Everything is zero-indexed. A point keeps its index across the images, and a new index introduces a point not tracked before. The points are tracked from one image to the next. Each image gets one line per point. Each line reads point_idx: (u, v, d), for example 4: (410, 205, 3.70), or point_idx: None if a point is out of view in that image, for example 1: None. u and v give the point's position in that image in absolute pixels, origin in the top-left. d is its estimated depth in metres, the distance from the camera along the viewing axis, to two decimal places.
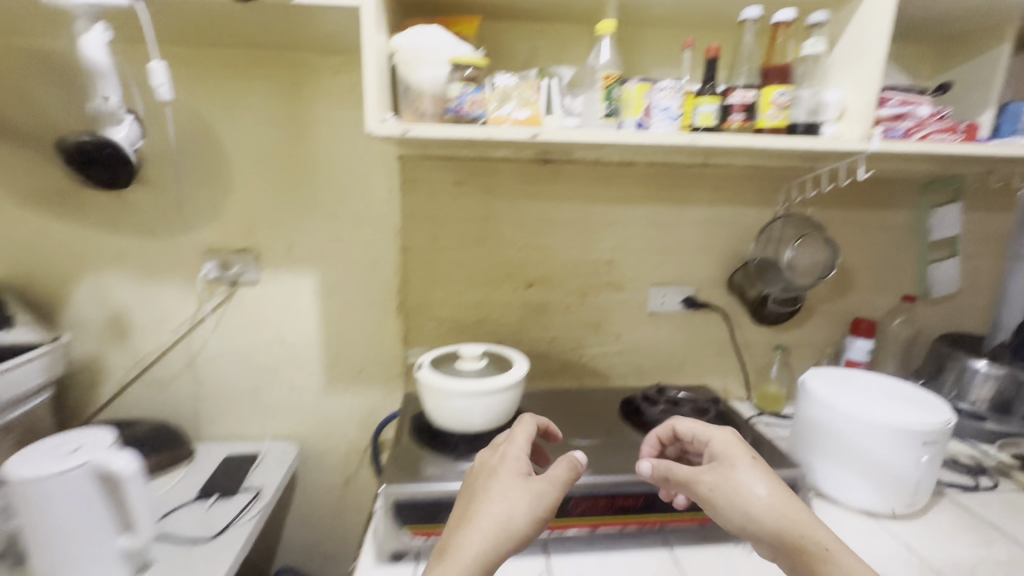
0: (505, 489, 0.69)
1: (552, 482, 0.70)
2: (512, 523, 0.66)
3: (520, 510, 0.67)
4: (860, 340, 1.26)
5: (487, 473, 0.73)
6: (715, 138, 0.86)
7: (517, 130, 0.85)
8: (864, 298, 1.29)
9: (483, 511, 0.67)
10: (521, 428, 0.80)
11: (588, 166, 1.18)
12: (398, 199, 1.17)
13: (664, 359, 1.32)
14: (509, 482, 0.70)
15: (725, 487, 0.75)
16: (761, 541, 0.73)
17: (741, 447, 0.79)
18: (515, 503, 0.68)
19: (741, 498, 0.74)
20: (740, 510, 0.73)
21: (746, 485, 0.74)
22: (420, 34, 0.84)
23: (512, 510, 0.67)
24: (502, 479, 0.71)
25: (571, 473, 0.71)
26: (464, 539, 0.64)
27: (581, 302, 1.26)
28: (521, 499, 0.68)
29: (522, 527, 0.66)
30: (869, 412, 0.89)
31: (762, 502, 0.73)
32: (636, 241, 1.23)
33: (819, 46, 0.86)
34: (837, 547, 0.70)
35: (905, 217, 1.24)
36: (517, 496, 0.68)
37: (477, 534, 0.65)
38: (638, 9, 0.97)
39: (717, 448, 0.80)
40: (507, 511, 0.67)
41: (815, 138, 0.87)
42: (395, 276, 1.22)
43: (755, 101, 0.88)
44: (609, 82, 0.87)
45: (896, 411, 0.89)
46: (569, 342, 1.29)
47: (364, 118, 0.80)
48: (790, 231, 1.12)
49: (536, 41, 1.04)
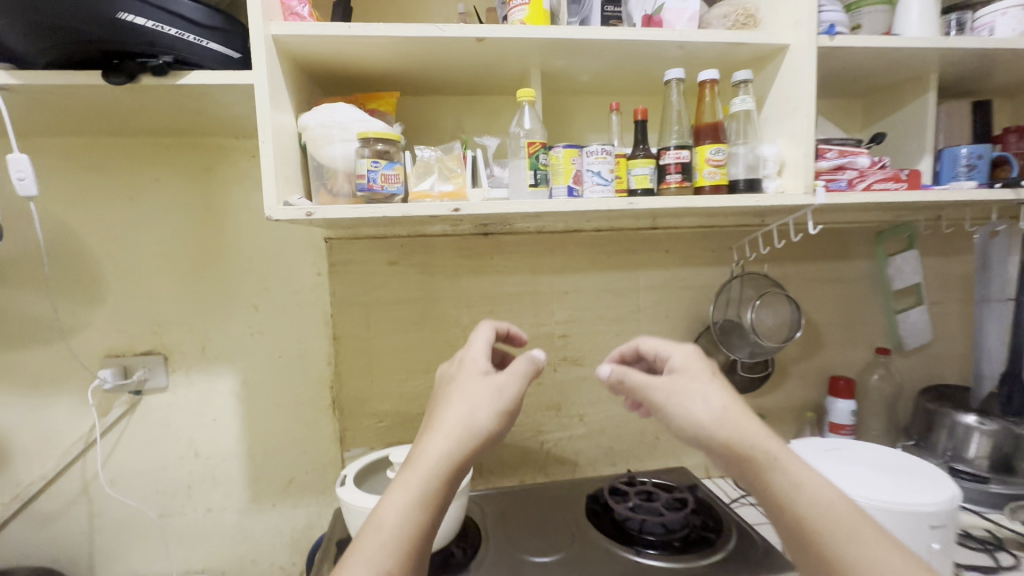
0: (470, 392, 0.65)
1: (511, 376, 0.66)
2: (475, 430, 0.62)
3: (483, 416, 0.63)
4: (841, 401, 1.16)
5: (448, 380, 0.69)
6: (652, 201, 0.80)
7: (437, 204, 0.77)
8: (837, 354, 1.21)
9: (443, 416, 0.64)
10: (481, 336, 0.76)
11: (531, 236, 1.11)
12: (327, 284, 1.07)
13: (636, 439, 1.19)
14: (472, 386, 0.66)
15: (679, 395, 0.69)
16: (714, 454, 0.66)
17: (700, 363, 0.72)
18: (478, 411, 0.63)
19: (689, 396, 0.68)
20: (684, 417, 0.67)
21: (694, 395, 0.68)
22: (328, 111, 0.78)
23: (474, 415, 0.63)
24: (464, 385, 0.66)
25: (531, 368, 0.67)
26: (425, 447, 0.62)
27: (537, 382, 1.15)
28: (482, 398, 0.64)
29: (487, 423, 0.63)
30: (869, 494, 0.78)
31: (712, 413, 0.66)
32: (590, 311, 1.15)
33: (748, 102, 0.83)
34: (792, 457, 0.64)
35: (864, 266, 1.20)
36: (480, 401, 0.64)
37: (438, 441, 0.61)
38: (564, 78, 0.95)
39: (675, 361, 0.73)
40: (467, 410, 0.63)
41: (758, 194, 0.82)
42: (327, 369, 1.09)
43: (690, 160, 0.83)
44: (534, 149, 0.81)
45: (893, 489, 0.78)
46: (529, 428, 1.15)
47: (264, 202, 0.72)
48: (750, 290, 1.05)
49: (464, 113, 1.00)
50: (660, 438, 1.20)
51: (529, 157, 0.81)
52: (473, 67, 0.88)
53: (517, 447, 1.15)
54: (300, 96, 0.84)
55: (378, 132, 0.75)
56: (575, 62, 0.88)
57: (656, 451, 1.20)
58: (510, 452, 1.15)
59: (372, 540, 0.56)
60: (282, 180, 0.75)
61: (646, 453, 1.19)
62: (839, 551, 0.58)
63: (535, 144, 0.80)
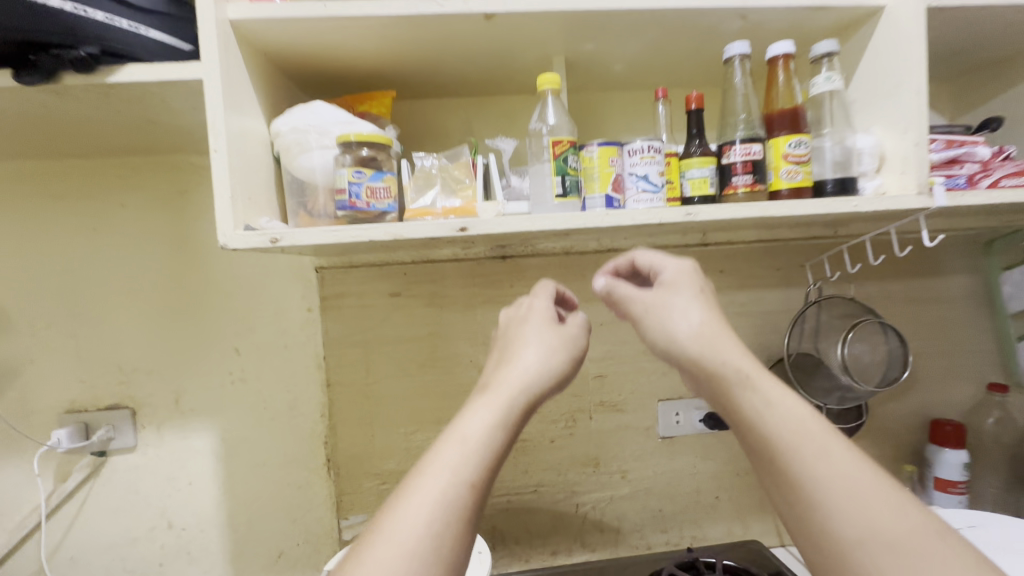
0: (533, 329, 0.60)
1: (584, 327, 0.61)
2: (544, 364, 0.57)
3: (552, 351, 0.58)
4: (951, 452, 0.93)
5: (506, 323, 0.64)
6: (717, 210, 0.62)
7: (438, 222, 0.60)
8: (938, 392, 0.99)
9: (518, 351, 0.58)
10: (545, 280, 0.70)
11: (558, 258, 0.94)
12: (319, 321, 0.91)
13: (691, 500, 0.98)
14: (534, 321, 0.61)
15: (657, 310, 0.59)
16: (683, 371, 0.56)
17: (693, 275, 0.60)
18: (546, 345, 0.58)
19: (666, 305, 0.58)
20: (656, 328, 0.58)
21: (672, 309, 0.58)
22: (303, 113, 0.63)
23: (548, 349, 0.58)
24: (533, 322, 0.61)
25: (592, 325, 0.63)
26: (505, 377, 0.55)
27: (570, 433, 0.96)
28: (552, 333, 0.59)
29: (559, 365, 0.57)
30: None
31: (685, 325, 0.56)
32: (631, 346, 0.96)
33: (835, 80, 0.65)
34: (764, 375, 0.52)
35: (966, 284, 0.98)
36: (549, 335, 0.59)
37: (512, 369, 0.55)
38: (595, 68, 0.79)
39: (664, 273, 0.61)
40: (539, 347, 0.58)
41: (856, 197, 0.63)
42: (320, 421, 0.93)
43: (762, 157, 0.65)
44: (561, 148, 0.63)
45: None
46: (560, 488, 0.96)
47: (217, 226, 0.56)
48: (838, 320, 0.84)
49: (475, 116, 0.84)
50: (720, 498, 0.99)
51: (555, 159, 0.64)
52: (483, 57, 0.72)
53: (548, 512, 0.96)
54: (275, 99, 0.69)
55: (362, 133, 0.59)
56: (609, 45, 0.72)
57: (716, 514, 0.99)
58: (539, 518, 0.96)
59: (450, 449, 0.48)
60: (244, 197, 0.59)
61: (704, 517, 0.98)
62: (809, 473, 0.46)
63: (562, 143, 0.63)
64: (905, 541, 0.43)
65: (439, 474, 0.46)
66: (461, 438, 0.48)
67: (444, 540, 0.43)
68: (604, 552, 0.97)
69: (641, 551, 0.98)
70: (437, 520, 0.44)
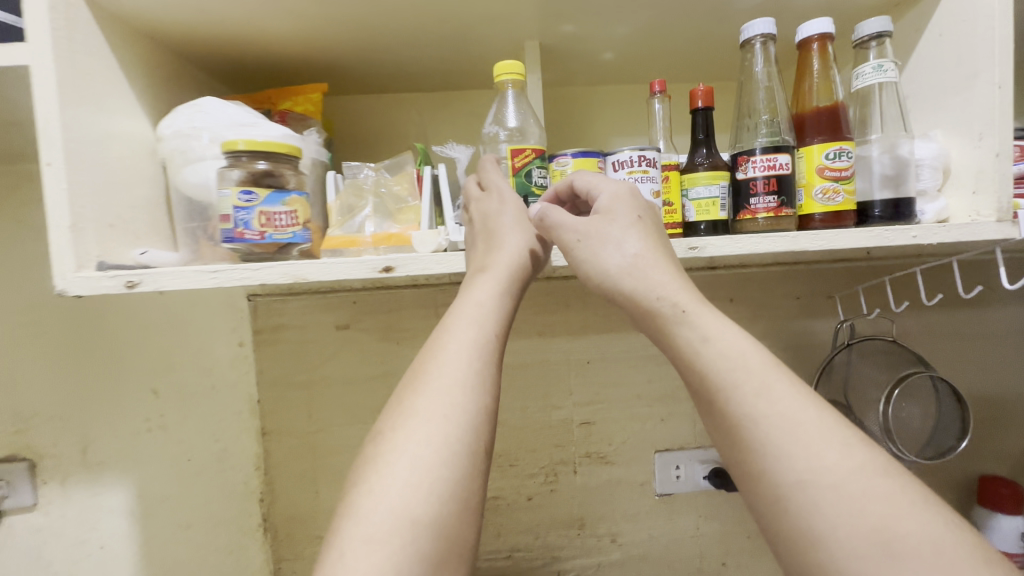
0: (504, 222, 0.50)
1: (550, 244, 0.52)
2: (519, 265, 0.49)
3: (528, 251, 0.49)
4: (1006, 518, 0.78)
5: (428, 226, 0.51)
6: (729, 243, 0.47)
7: (354, 261, 0.45)
8: (987, 443, 0.84)
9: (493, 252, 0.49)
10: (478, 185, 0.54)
11: (537, 284, 0.79)
12: (252, 358, 0.77)
13: (693, 568, 0.84)
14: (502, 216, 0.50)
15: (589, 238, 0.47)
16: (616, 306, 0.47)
17: (633, 198, 0.47)
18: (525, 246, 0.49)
19: (597, 234, 0.47)
20: (586, 260, 0.47)
21: (608, 237, 0.46)
22: (188, 113, 0.49)
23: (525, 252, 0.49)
24: (502, 216, 0.50)
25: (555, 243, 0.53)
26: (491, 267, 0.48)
27: (551, 489, 0.81)
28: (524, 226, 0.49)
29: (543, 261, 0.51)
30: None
31: (617, 255, 0.46)
32: (622, 388, 0.81)
33: (888, 70, 0.49)
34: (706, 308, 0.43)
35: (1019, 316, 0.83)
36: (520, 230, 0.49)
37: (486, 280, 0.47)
38: (579, 58, 0.64)
39: (600, 197, 0.48)
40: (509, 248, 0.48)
41: (916, 226, 0.48)
42: (254, 474, 0.78)
43: (791, 171, 0.50)
44: (525, 159, 0.51)
45: None
46: (540, 554, 0.81)
47: (50, 264, 0.41)
48: (881, 374, 0.70)
49: (434, 115, 0.70)
50: (727, 565, 0.84)
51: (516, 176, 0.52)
52: (435, 42, 0.57)
53: None
54: (169, 94, 0.55)
55: (255, 141, 0.44)
56: (594, 27, 0.57)
57: None
58: None
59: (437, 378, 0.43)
60: (98, 224, 0.44)
61: None
62: (744, 415, 0.38)
63: (525, 154, 0.51)
64: (846, 482, 0.35)
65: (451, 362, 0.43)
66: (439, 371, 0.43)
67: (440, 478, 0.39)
68: None
69: None
70: (427, 465, 0.39)
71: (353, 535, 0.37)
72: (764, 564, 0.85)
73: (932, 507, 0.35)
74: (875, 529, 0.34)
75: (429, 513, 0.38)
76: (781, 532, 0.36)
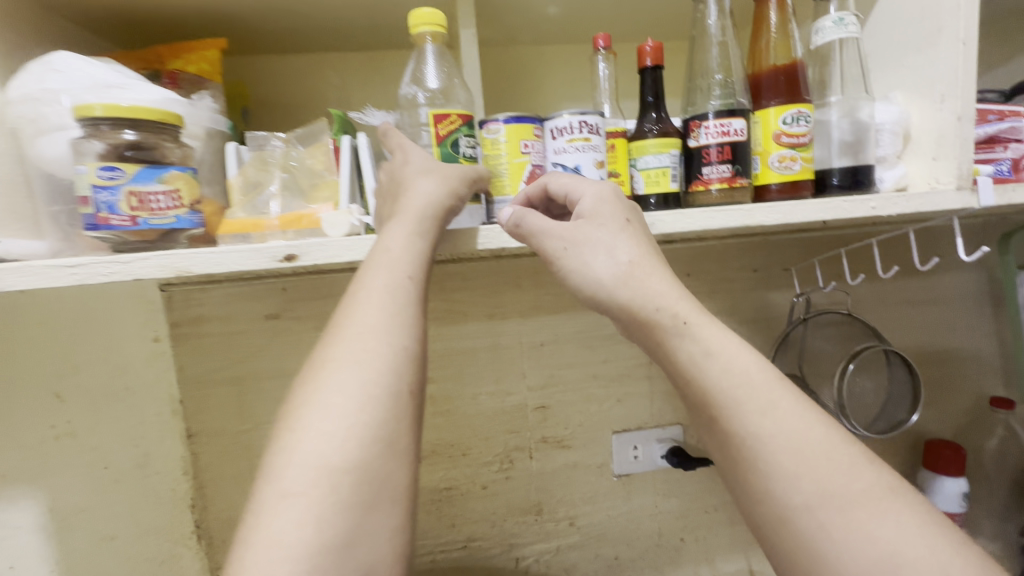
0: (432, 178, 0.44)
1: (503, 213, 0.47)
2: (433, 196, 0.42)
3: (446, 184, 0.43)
4: (950, 480, 0.79)
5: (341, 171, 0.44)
6: (679, 220, 0.43)
7: (248, 250, 0.39)
8: (934, 408, 0.85)
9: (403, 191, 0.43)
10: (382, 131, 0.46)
11: (485, 265, 0.74)
12: (171, 354, 0.70)
13: (652, 545, 0.83)
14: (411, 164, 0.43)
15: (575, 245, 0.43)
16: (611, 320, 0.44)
17: (618, 199, 0.43)
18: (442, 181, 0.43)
19: (585, 242, 0.43)
20: (573, 271, 0.43)
21: (597, 246, 0.42)
22: (39, 72, 0.40)
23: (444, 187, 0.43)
24: (409, 163, 0.43)
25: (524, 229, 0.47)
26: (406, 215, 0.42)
27: (506, 476, 0.78)
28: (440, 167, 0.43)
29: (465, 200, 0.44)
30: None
31: (609, 263, 0.42)
32: (578, 369, 0.78)
33: (849, 25, 0.45)
34: (705, 320, 0.41)
35: (967, 283, 0.84)
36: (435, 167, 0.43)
37: (398, 219, 0.42)
38: (520, 13, 0.57)
39: (581, 202, 0.43)
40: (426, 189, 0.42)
41: (875, 196, 0.45)
42: (182, 480, 0.72)
43: (746, 138, 0.45)
44: (448, 125, 0.45)
45: None
46: (496, 541, 0.79)
47: None
48: (834, 346, 0.69)
49: (362, 79, 0.62)
50: (686, 540, 0.84)
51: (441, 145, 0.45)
52: None
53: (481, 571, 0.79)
54: (24, 51, 0.46)
55: (116, 106, 0.37)
56: None
57: (681, 559, 0.84)
58: None
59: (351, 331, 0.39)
60: None
61: (666, 563, 0.84)
62: (748, 437, 0.37)
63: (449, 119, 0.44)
64: (855, 502, 0.35)
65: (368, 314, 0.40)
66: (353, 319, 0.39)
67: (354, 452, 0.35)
68: None
69: None
70: (347, 423, 0.36)
71: (268, 492, 0.35)
72: (722, 537, 0.85)
73: (933, 526, 0.35)
74: (885, 553, 0.33)
75: (348, 460, 0.35)
76: (785, 552, 0.36)
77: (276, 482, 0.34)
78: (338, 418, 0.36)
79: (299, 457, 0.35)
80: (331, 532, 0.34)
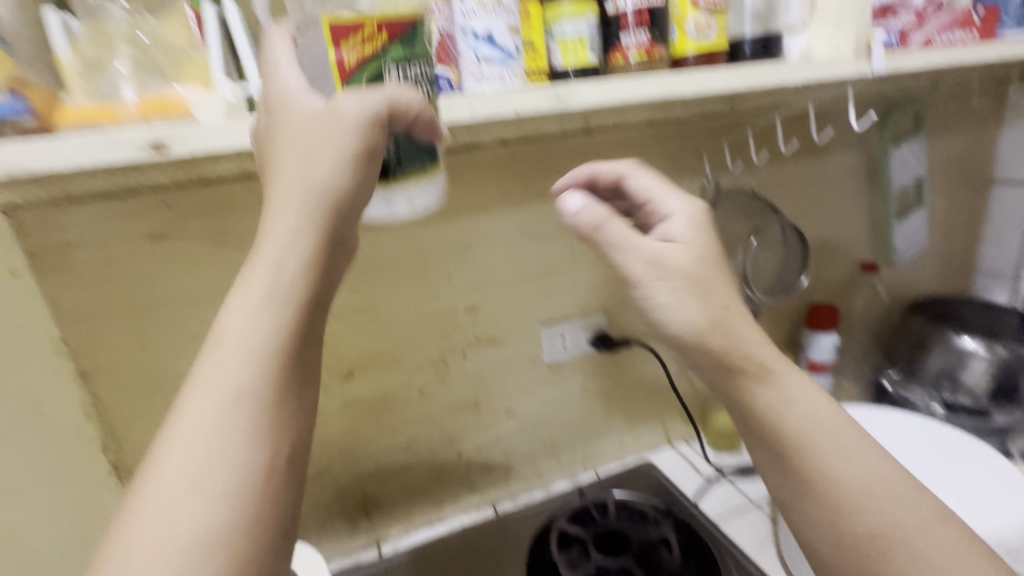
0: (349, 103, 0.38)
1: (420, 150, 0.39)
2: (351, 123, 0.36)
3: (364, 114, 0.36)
4: (824, 335, 0.93)
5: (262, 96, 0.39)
6: (596, 91, 0.42)
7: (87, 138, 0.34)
8: (818, 277, 0.96)
9: (278, 113, 0.37)
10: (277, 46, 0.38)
11: None
12: (36, 290, 0.59)
13: (583, 422, 0.91)
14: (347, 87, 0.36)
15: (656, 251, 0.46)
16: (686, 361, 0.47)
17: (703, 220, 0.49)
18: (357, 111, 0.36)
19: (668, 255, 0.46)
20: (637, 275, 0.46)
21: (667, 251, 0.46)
22: None
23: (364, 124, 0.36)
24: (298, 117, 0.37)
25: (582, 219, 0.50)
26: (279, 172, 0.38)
27: (442, 378, 0.80)
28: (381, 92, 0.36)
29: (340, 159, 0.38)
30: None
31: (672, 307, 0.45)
32: (506, 268, 0.78)
33: None
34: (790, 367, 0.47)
35: (853, 162, 0.92)
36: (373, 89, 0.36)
37: (285, 154, 0.37)
38: None
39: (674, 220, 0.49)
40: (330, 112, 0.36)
41: (781, 64, 0.46)
42: (86, 423, 0.65)
43: (662, 4, 0.44)
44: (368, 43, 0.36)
45: None
46: (439, 438, 0.82)
47: None
48: (739, 225, 0.82)
49: None
50: (612, 414, 0.93)
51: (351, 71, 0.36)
52: None
53: (427, 466, 0.83)
54: None
55: None
56: None
57: (608, 430, 0.94)
58: (417, 475, 0.83)
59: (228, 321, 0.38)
60: None
61: (595, 435, 0.93)
62: (820, 468, 0.44)
63: (347, 45, 0.35)
64: (915, 532, 0.41)
65: (250, 302, 0.39)
66: (243, 286, 0.39)
67: (227, 437, 0.36)
68: (494, 491, 0.89)
69: (533, 481, 0.91)
70: (218, 411, 0.37)
71: (148, 478, 0.35)
72: (644, 408, 0.95)
73: (953, 525, 0.42)
74: (921, 558, 0.40)
75: (216, 443, 0.36)
76: (818, 543, 0.44)
77: (155, 464, 0.35)
78: (212, 395, 0.37)
79: (194, 411, 0.37)
80: (213, 510, 0.35)
